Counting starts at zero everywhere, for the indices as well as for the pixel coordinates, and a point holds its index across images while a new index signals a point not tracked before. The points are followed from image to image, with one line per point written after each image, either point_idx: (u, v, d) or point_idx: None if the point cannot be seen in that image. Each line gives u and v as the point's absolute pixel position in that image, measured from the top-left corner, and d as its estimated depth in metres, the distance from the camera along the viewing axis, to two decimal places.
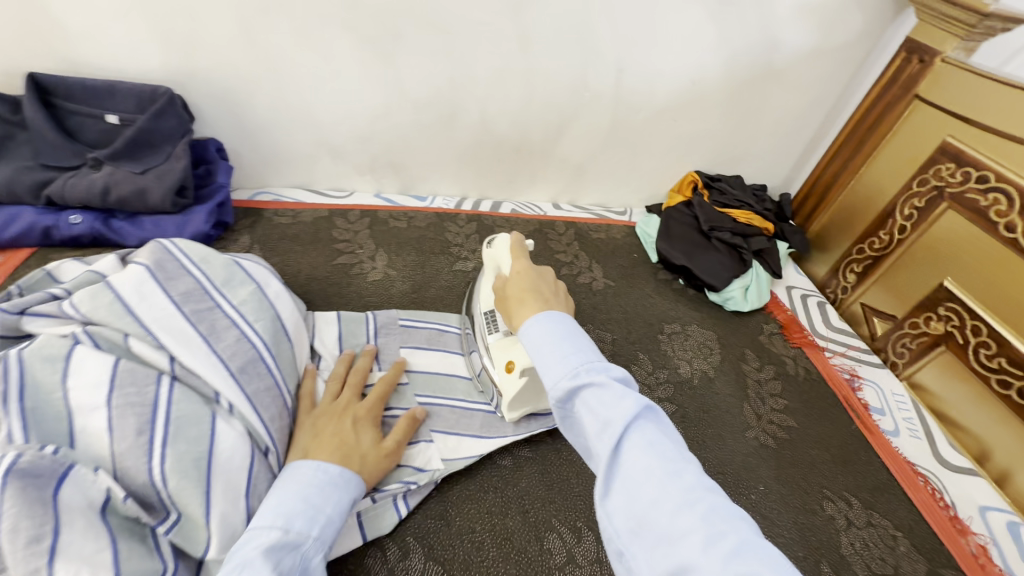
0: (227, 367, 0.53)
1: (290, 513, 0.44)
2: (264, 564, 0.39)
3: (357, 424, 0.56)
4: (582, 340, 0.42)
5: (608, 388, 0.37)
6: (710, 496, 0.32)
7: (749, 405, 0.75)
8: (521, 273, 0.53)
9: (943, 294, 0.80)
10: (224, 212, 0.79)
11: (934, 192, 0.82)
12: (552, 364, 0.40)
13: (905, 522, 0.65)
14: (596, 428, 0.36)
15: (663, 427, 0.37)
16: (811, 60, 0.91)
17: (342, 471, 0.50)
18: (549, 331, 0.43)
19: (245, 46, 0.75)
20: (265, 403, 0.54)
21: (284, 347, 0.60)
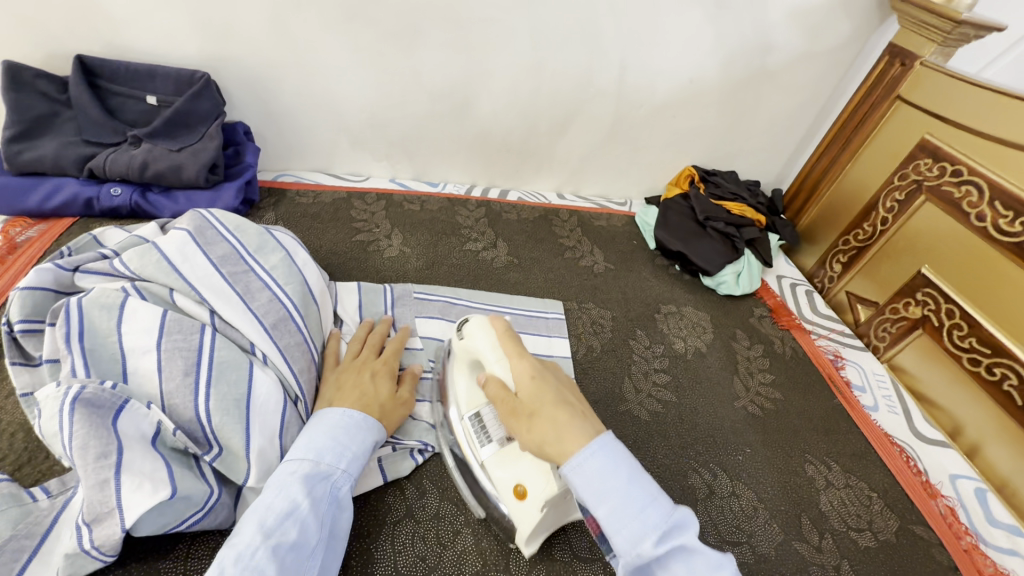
0: (262, 322, 0.57)
1: (321, 448, 0.49)
2: (298, 491, 0.45)
3: (375, 377, 0.60)
4: (647, 483, 0.42)
5: (695, 555, 0.38)
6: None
7: (739, 379, 0.80)
8: (536, 381, 0.49)
9: (921, 280, 0.86)
10: (250, 189, 0.85)
11: (913, 185, 0.88)
12: (633, 523, 0.39)
13: (881, 485, 0.70)
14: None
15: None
16: (802, 62, 0.97)
17: (365, 417, 0.54)
18: (614, 475, 0.41)
19: (276, 35, 0.80)
20: (296, 356, 0.58)
21: (311, 309, 0.65)
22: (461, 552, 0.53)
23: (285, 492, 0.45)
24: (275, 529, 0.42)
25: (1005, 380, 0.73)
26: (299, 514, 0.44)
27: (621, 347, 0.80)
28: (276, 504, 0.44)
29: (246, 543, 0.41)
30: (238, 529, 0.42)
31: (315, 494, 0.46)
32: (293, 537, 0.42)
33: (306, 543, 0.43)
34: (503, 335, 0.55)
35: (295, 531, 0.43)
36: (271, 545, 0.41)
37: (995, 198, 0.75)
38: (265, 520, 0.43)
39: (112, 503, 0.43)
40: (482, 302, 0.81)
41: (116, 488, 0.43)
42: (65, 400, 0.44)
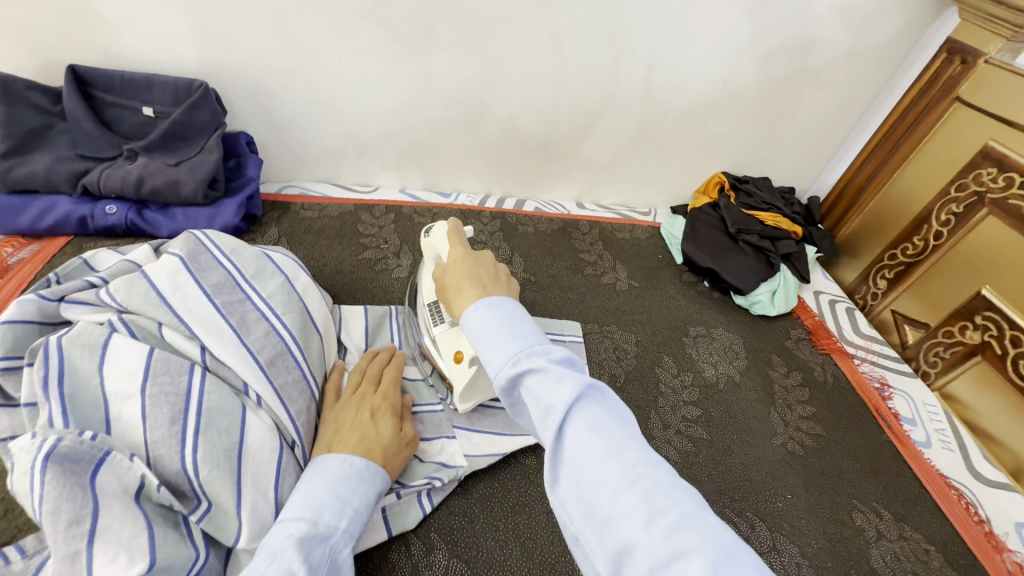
0: (257, 359, 0.53)
1: (319, 505, 0.44)
2: (295, 556, 0.38)
3: (376, 416, 0.55)
4: (522, 324, 0.41)
5: (547, 371, 0.37)
6: (650, 471, 0.32)
7: (776, 412, 0.73)
8: (458, 261, 0.52)
9: (981, 303, 0.78)
10: (253, 204, 0.80)
11: (974, 197, 0.80)
12: (494, 349, 0.39)
13: (939, 536, 0.63)
14: (540, 414, 0.36)
15: (608, 406, 0.36)
16: (847, 60, 0.89)
17: (366, 463, 0.50)
18: (490, 318, 0.42)
19: (280, 41, 0.75)
20: (292, 396, 0.54)
21: (313, 339, 0.60)
22: None
23: (279, 559, 0.38)
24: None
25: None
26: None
27: (646, 374, 0.74)
28: (270, 573, 0.36)
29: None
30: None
31: (314, 560, 0.40)
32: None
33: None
34: (450, 231, 0.59)
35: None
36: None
37: None
38: None
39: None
40: None
41: (88, 561, 0.39)
42: (38, 453, 0.40)
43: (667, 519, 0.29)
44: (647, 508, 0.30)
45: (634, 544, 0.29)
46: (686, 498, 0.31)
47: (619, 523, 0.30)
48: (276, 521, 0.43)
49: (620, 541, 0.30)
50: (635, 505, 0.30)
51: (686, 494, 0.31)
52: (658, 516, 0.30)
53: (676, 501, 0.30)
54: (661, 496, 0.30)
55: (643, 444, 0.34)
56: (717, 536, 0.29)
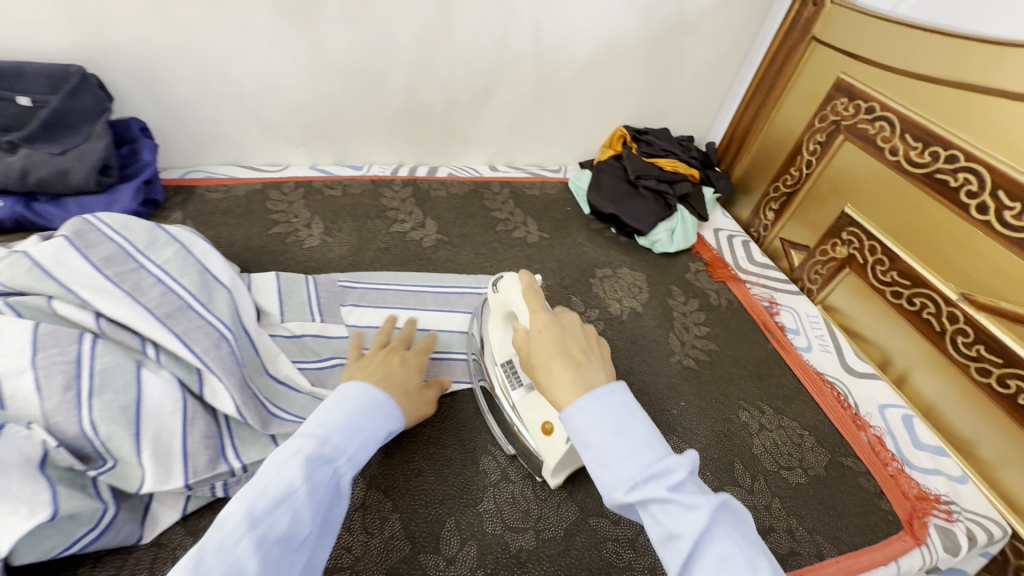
0: (153, 313, 0.55)
1: (331, 428, 0.47)
2: (298, 475, 0.42)
3: (406, 365, 0.60)
4: (637, 432, 0.39)
5: (671, 500, 0.36)
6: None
7: (674, 334, 0.80)
8: (544, 331, 0.48)
9: (845, 221, 0.88)
10: (153, 188, 0.80)
11: (832, 126, 0.89)
12: (608, 468, 0.38)
13: (812, 422, 0.72)
14: (661, 538, 0.36)
15: (736, 526, 0.36)
16: (720, 10, 0.96)
17: (387, 398, 0.53)
18: (597, 423, 0.40)
19: (159, 21, 0.74)
20: (197, 338, 0.55)
21: (217, 293, 0.62)
22: (388, 538, 0.52)
23: (283, 473, 0.41)
24: (263, 518, 0.39)
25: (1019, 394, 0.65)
26: (293, 502, 0.40)
27: None
28: (270, 488, 0.40)
29: (229, 529, 0.37)
30: (226, 509, 0.39)
31: (316, 480, 0.43)
32: (282, 528, 0.39)
33: (297, 534, 0.40)
34: (524, 289, 0.54)
35: (287, 520, 0.39)
36: (256, 534, 0.38)
37: (906, 130, 0.77)
38: (255, 505, 0.39)
39: None
40: (412, 284, 0.78)
41: None
42: None
43: None
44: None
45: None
46: None
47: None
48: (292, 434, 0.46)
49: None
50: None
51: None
52: None
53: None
54: None
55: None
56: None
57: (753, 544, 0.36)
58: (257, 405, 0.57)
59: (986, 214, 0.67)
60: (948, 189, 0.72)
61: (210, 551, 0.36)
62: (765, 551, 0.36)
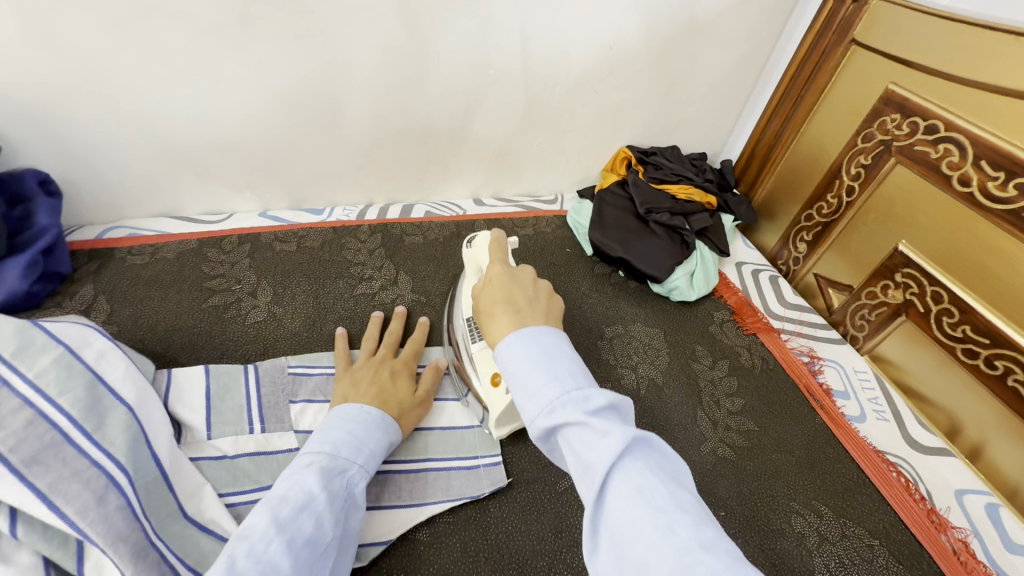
0: (7, 463, 0.39)
1: (337, 441, 0.46)
2: (314, 482, 0.41)
3: (395, 376, 0.58)
4: (562, 363, 0.37)
5: (587, 424, 0.33)
6: (713, 557, 0.27)
7: (703, 412, 0.66)
8: (494, 280, 0.48)
9: (899, 260, 0.73)
10: (57, 258, 0.65)
11: (880, 147, 0.75)
12: (530, 396, 0.36)
13: (881, 527, 0.58)
14: (578, 471, 0.32)
15: (661, 462, 0.33)
16: (738, 10, 0.81)
17: (381, 414, 0.51)
18: (525, 355, 0.38)
19: (44, 53, 0.59)
20: (72, 494, 0.40)
21: (111, 411, 0.46)
22: None
23: (299, 483, 0.40)
24: (289, 521, 0.37)
25: (1010, 374, 0.61)
26: (314, 507, 0.39)
27: None
28: (290, 495, 0.39)
29: (258, 531, 0.35)
30: (250, 519, 0.36)
31: (332, 488, 0.42)
32: (308, 531, 0.37)
33: (322, 539, 0.38)
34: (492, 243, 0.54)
35: (312, 524, 0.37)
36: (286, 537, 0.35)
37: (981, 157, 0.62)
38: (280, 510, 0.37)
39: None
40: None
41: None
42: None
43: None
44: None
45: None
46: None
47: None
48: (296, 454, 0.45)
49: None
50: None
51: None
52: None
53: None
54: None
55: (695, 515, 0.30)
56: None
57: (679, 483, 0.32)
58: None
59: None
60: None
61: (242, 554, 0.33)
62: (690, 489, 0.32)
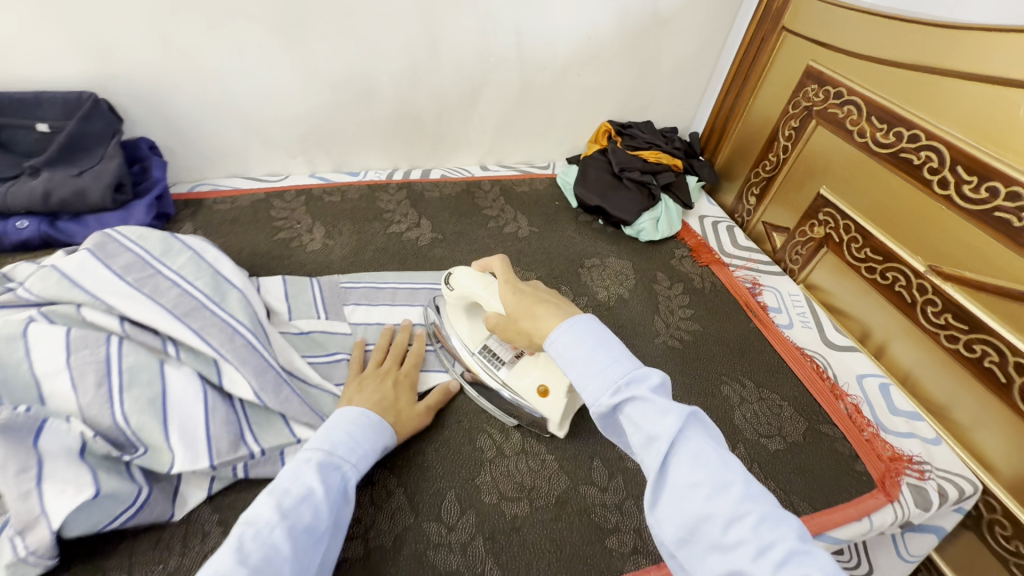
0: (171, 313, 0.60)
1: (334, 440, 0.52)
2: (314, 478, 0.46)
3: (397, 386, 0.65)
4: (614, 350, 0.47)
5: (647, 401, 0.43)
6: (756, 505, 0.37)
7: (659, 317, 0.85)
8: (520, 293, 0.59)
9: (821, 202, 0.91)
10: (164, 203, 0.85)
11: (805, 112, 0.93)
12: (595, 379, 0.46)
13: (791, 393, 0.76)
14: (642, 441, 0.42)
15: (711, 435, 0.42)
16: (694, 4, 1.00)
17: (380, 419, 0.58)
18: (582, 343, 0.48)
19: (162, 47, 0.80)
20: (214, 333, 0.60)
21: (229, 292, 0.66)
22: (394, 510, 0.57)
23: (301, 479, 0.46)
24: (290, 510, 0.43)
25: (986, 357, 0.68)
26: (313, 499, 0.45)
27: None
28: (292, 489, 0.44)
29: (264, 520, 0.41)
30: (254, 509, 0.42)
31: (328, 482, 0.47)
32: (307, 519, 0.43)
33: (319, 527, 0.43)
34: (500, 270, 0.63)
35: (310, 513, 0.43)
36: (288, 524, 0.41)
37: (872, 113, 0.80)
38: (282, 502, 0.43)
39: (37, 510, 0.47)
40: (409, 282, 0.83)
41: (40, 496, 0.47)
42: None
43: (752, 521, 0.36)
44: (756, 541, 0.35)
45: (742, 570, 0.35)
46: (788, 532, 0.36)
47: (728, 550, 0.36)
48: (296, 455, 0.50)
49: (728, 565, 0.36)
50: (746, 536, 0.36)
51: (792, 529, 0.36)
52: (767, 548, 0.35)
53: (782, 535, 0.35)
54: (767, 530, 0.36)
55: (744, 475, 0.39)
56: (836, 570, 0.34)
57: (728, 451, 0.41)
58: (275, 385, 0.61)
59: (947, 188, 0.71)
60: (912, 167, 0.75)
61: (249, 536, 0.40)
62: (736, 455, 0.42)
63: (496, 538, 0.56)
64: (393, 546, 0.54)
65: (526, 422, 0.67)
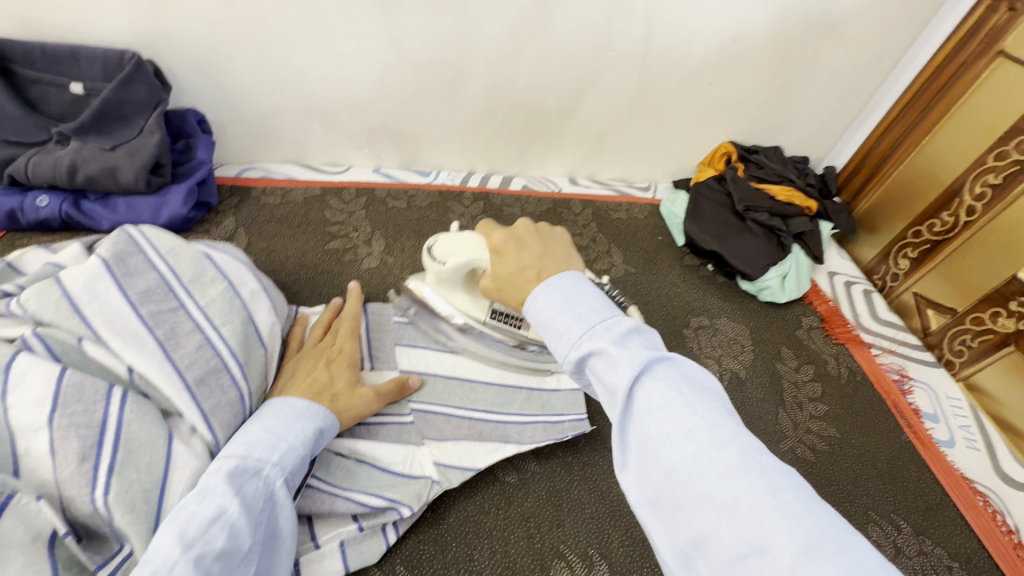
0: (183, 378, 0.47)
1: (251, 441, 0.43)
2: (226, 492, 0.39)
3: (332, 365, 0.55)
4: (586, 302, 0.39)
5: (611, 352, 0.35)
6: (725, 455, 0.29)
7: (785, 411, 0.67)
8: (501, 247, 0.47)
9: (1017, 287, 0.70)
10: (206, 190, 0.72)
11: (1016, 167, 0.70)
12: (559, 335, 0.38)
13: (962, 551, 0.58)
14: (606, 396, 0.35)
15: (685, 374, 0.34)
16: (875, 12, 0.78)
17: (307, 406, 0.49)
18: (551, 300, 0.39)
19: (222, 5, 0.66)
20: (224, 422, 0.48)
21: (256, 353, 0.53)
22: None
23: (209, 496, 0.38)
24: (197, 539, 0.36)
25: None
26: (228, 518, 0.38)
27: None
28: (200, 511, 0.37)
29: (162, 557, 0.34)
30: (153, 544, 0.35)
31: (245, 494, 0.40)
32: (221, 543, 0.36)
33: (238, 550, 0.37)
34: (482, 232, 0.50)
35: (224, 535, 0.37)
36: (193, 556, 0.34)
37: None
38: (187, 530, 0.36)
39: None
40: None
41: None
42: None
43: (740, 508, 0.28)
44: (720, 499, 0.28)
45: (710, 533, 0.28)
46: (758, 483, 0.28)
47: (693, 513, 0.29)
48: None
49: (694, 531, 0.29)
50: (710, 493, 0.29)
51: (766, 480, 0.28)
52: (732, 506, 0.28)
53: (747, 489, 0.28)
54: (729, 482, 0.28)
55: (712, 418, 0.31)
56: (811, 527, 0.26)
57: (705, 390, 0.33)
58: None
59: None
60: None
61: None
62: (714, 392, 0.33)
63: None
64: None
65: (616, 551, 0.51)
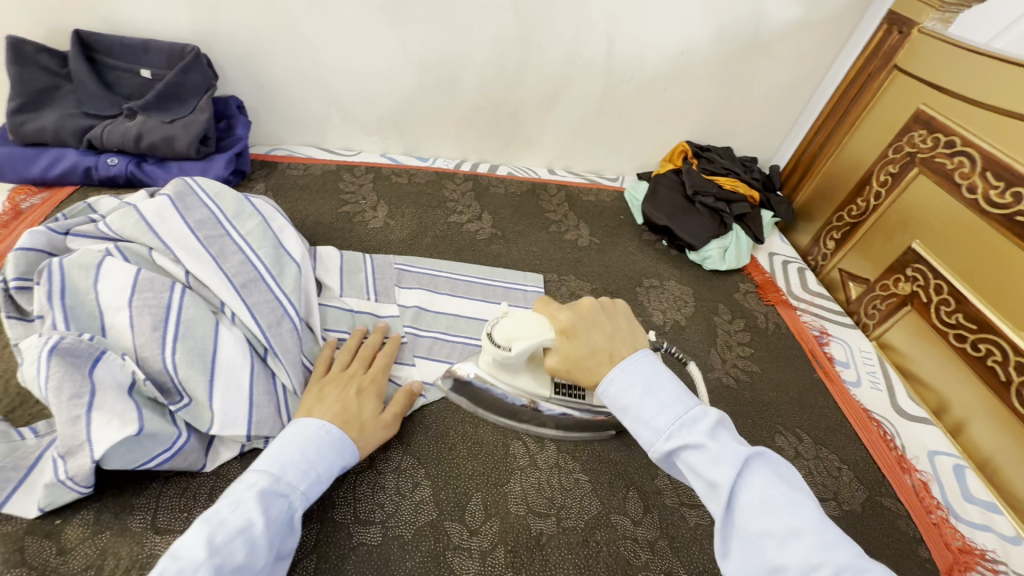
0: (231, 281, 0.61)
1: (286, 463, 0.47)
2: (255, 508, 0.42)
3: (362, 394, 0.58)
4: (664, 391, 0.45)
5: (707, 448, 0.40)
6: (835, 555, 0.34)
7: (716, 350, 0.81)
8: (573, 328, 0.52)
9: (912, 256, 0.83)
10: (242, 160, 0.88)
11: (907, 158, 0.86)
12: (646, 425, 0.44)
13: (852, 458, 0.71)
14: (705, 488, 0.40)
15: (776, 473, 0.39)
16: (798, 33, 0.94)
17: (342, 435, 0.52)
18: (630, 387, 0.46)
19: (264, 11, 0.82)
20: (263, 313, 0.61)
21: (287, 269, 0.67)
22: (418, 501, 0.56)
23: (240, 508, 0.42)
24: (222, 547, 0.39)
25: (989, 356, 0.71)
26: (252, 533, 0.41)
27: None
28: (230, 521, 0.41)
29: (190, 558, 0.38)
30: (184, 540, 0.39)
31: (270, 513, 0.43)
32: (240, 557, 0.39)
33: (252, 567, 0.40)
34: (542, 309, 0.55)
35: (244, 552, 0.40)
36: (214, 563, 0.38)
37: (987, 168, 0.72)
38: (215, 535, 0.40)
39: (82, 437, 0.47)
40: (462, 274, 0.82)
41: (86, 424, 0.48)
42: (44, 348, 0.48)
43: None
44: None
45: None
46: None
47: None
48: (244, 471, 0.46)
49: None
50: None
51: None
52: None
53: None
54: None
55: (816, 520, 0.36)
56: None
57: (797, 489, 0.38)
58: (304, 372, 0.62)
59: None
60: (1016, 227, 0.68)
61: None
62: (807, 493, 0.39)
63: (518, 552, 0.53)
64: (413, 538, 0.53)
65: (563, 436, 0.64)
